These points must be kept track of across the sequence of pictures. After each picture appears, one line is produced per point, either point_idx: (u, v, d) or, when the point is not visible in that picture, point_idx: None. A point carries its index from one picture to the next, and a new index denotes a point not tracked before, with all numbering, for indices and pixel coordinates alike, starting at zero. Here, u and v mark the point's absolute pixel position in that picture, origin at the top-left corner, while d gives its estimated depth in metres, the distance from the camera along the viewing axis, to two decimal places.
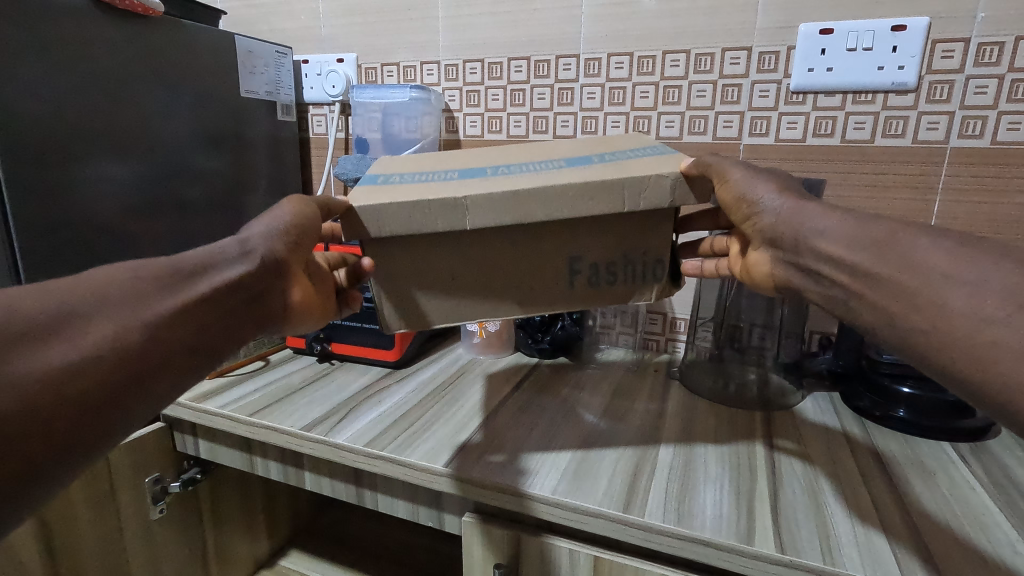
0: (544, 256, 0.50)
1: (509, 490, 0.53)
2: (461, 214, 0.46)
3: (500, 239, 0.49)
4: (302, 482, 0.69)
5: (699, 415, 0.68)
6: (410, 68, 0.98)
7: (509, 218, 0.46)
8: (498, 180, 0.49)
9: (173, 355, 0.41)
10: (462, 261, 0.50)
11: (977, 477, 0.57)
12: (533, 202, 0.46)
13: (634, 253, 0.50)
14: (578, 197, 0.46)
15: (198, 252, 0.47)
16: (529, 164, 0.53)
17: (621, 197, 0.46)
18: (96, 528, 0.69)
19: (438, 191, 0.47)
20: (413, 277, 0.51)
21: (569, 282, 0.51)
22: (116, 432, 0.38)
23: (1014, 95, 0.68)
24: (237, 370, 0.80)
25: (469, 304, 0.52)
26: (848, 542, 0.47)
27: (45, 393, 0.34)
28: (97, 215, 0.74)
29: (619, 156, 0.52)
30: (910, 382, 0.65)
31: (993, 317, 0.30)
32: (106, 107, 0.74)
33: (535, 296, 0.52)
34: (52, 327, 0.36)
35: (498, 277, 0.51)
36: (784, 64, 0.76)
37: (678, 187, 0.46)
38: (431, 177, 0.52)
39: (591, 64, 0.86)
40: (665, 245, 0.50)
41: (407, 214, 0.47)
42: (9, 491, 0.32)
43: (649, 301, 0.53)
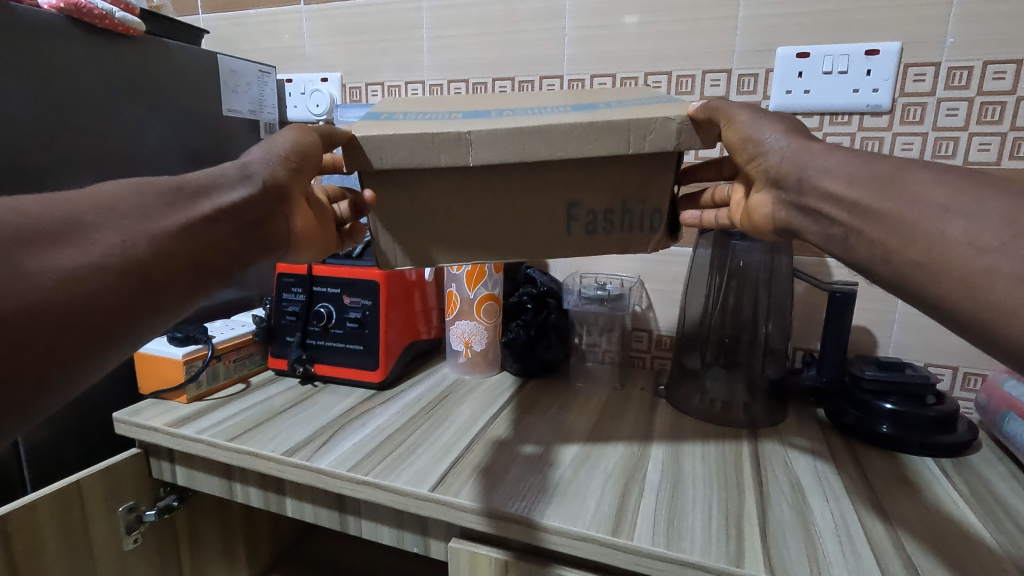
0: (544, 202, 0.49)
1: (497, 515, 0.52)
2: (465, 149, 0.45)
3: (500, 182, 0.48)
4: (282, 508, 0.67)
5: (686, 434, 0.68)
6: (395, 87, 0.98)
7: (513, 154, 0.45)
8: (500, 118, 0.48)
9: (177, 271, 0.43)
10: (463, 202, 0.49)
11: (960, 493, 0.57)
12: (537, 139, 0.45)
13: (631, 203, 0.49)
14: (583, 136, 0.45)
15: (200, 175, 0.49)
16: (532, 109, 0.51)
17: (626, 139, 0.45)
18: (65, 559, 0.66)
19: (442, 126, 0.46)
20: (414, 235, 0.50)
21: (566, 227, 0.50)
22: (128, 335, 0.41)
23: (984, 117, 0.70)
24: (217, 394, 0.78)
25: (470, 250, 0.51)
26: (837, 562, 0.46)
27: (57, 291, 0.36)
28: (71, 176, 0.71)
29: (626, 104, 0.50)
30: (893, 399, 0.66)
31: (987, 246, 0.32)
32: (90, 93, 0.73)
33: (536, 243, 0.51)
34: (63, 233, 0.38)
35: (497, 225, 0.50)
36: (763, 85, 0.78)
37: (684, 130, 0.45)
38: (437, 117, 0.50)
39: (575, 84, 0.87)
40: (665, 197, 0.49)
41: (408, 148, 0.45)
42: (30, 378, 0.35)
43: (646, 251, 0.52)
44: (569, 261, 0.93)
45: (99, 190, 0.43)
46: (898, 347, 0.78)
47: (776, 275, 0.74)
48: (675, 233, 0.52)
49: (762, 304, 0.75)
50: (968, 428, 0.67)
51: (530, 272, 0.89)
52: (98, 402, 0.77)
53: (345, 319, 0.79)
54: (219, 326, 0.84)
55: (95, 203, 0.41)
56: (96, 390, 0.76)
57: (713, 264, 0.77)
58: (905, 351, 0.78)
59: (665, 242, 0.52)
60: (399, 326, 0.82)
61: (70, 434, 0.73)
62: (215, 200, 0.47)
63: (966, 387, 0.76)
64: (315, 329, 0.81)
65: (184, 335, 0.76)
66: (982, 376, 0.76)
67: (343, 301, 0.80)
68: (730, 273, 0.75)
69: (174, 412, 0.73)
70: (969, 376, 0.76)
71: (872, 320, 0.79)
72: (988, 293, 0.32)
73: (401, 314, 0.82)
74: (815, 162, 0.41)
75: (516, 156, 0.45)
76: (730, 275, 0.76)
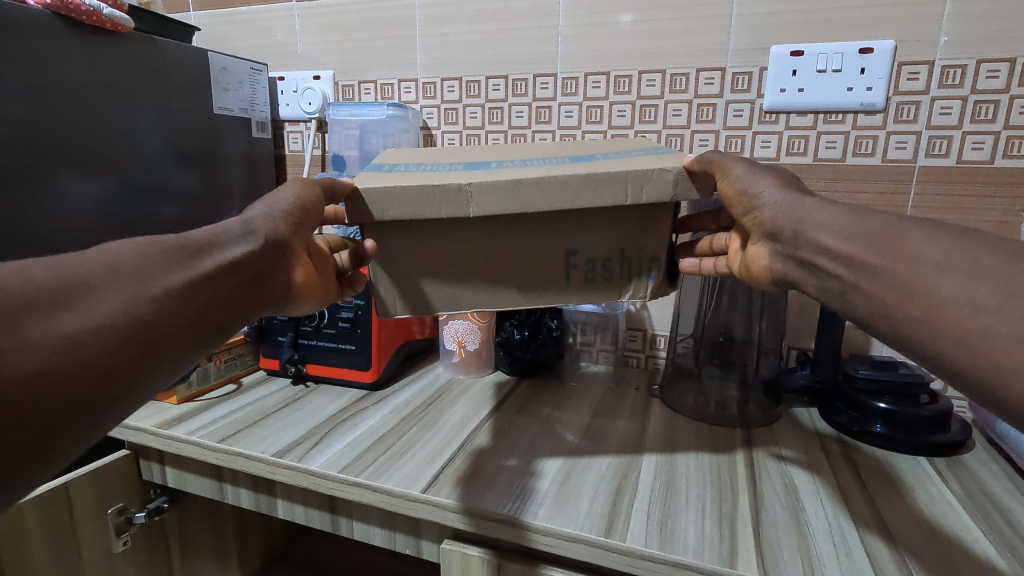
0: (543, 248, 0.49)
1: (489, 516, 0.52)
2: (465, 200, 0.45)
3: (499, 230, 0.48)
4: (273, 510, 0.66)
5: (680, 434, 0.68)
6: (388, 86, 0.97)
7: (514, 206, 0.45)
8: (499, 171, 0.48)
9: (184, 331, 0.39)
10: (460, 249, 0.49)
11: (953, 492, 0.57)
12: (537, 191, 0.45)
13: (628, 250, 0.50)
14: (582, 187, 0.45)
15: (201, 231, 0.45)
16: (530, 160, 0.52)
17: (624, 191, 0.46)
18: (52, 562, 0.65)
19: (442, 178, 0.46)
20: (412, 279, 0.50)
21: (566, 275, 0.50)
22: (131, 407, 0.36)
23: (977, 116, 0.70)
24: (208, 395, 0.78)
25: (469, 293, 0.51)
26: (830, 563, 0.46)
27: (56, 361, 0.31)
28: (59, 177, 0.70)
29: (623, 155, 0.51)
30: (887, 398, 0.65)
31: (982, 306, 0.30)
32: (78, 94, 0.72)
33: (536, 288, 0.51)
34: (63, 294, 0.34)
35: (496, 271, 0.50)
36: (757, 84, 0.77)
37: (680, 181, 0.46)
38: (439, 167, 0.50)
39: (568, 83, 0.86)
40: (663, 246, 0.50)
41: (408, 199, 0.45)
42: (14, 470, 0.29)
43: (643, 298, 0.52)
44: None
45: (99, 248, 0.38)
46: (891, 346, 0.78)
47: None
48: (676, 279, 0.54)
49: (756, 303, 0.75)
50: (961, 427, 0.67)
51: None
52: None
53: (337, 318, 0.79)
54: None
55: (96, 261, 0.37)
56: None
57: None
58: (899, 351, 0.78)
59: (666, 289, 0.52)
60: (392, 326, 0.81)
61: None
62: (220, 256, 0.44)
63: None
64: (307, 329, 0.81)
65: None
66: None
67: (334, 301, 0.79)
68: (724, 270, 0.76)
69: (163, 412, 0.72)
70: None
71: None
72: (988, 356, 0.30)
73: (394, 313, 0.82)
74: (810, 215, 0.41)
75: (516, 207, 0.45)
76: (726, 272, 0.76)
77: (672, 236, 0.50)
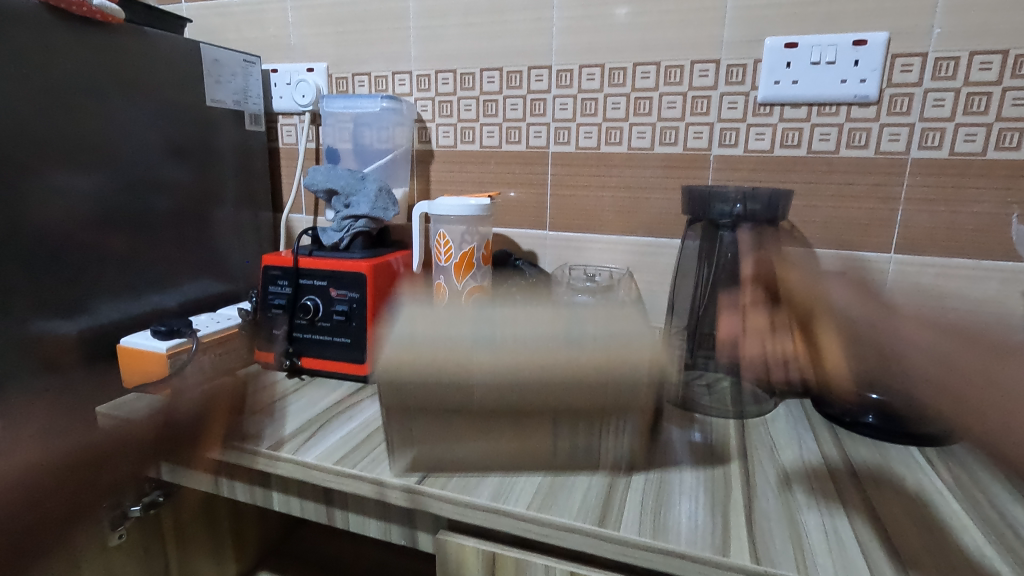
0: (533, 415, 0.54)
1: (483, 506, 0.52)
2: (467, 373, 0.52)
3: (492, 397, 0.53)
4: (269, 503, 0.66)
5: (674, 424, 0.68)
6: (382, 78, 0.97)
7: (509, 378, 0.52)
8: (503, 343, 0.52)
9: None
10: (462, 406, 0.53)
11: (943, 481, 0.58)
12: (527, 366, 0.51)
13: (612, 430, 0.55)
14: (563, 369, 0.51)
15: None
16: (525, 310, 0.56)
17: (597, 373, 0.51)
18: (48, 554, 0.66)
19: (450, 347, 0.52)
20: (415, 408, 0.54)
21: (554, 444, 0.56)
22: None
23: (970, 108, 0.70)
24: (203, 388, 0.77)
25: (469, 449, 0.56)
26: (821, 551, 0.47)
27: None
28: (52, 172, 0.70)
29: (609, 326, 0.54)
30: (879, 390, 0.68)
31: None
32: (69, 87, 0.71)
33: (524, 443, 0.55)
34: None
35: (491, 423, 0.54)
36: (751, 76, 0.77)
37: (644, 368, 0.52)
38: (452, 323, 0.54)
39: (563, 75, 0.86)
40: (643, 422, 0.56)
41: (425, 365, 0.52)
42: None
43: (611, 451, 0.57)
44: (558, 254, 0.93)
45: None
46: None
47: (764, 265, 0.74)
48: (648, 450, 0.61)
49: (750, 297, 0.75)
50: None
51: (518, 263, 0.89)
52: (81, 398, 0.76)
53: (332, 312, 0.79)
54: (204, 320, 0.84)
55: None
56: (78, 385, 0.75)
57: (701, 257, 0.76)
58: None
59: (638, 459, 0.59)
60: None
61: None
62: None
63: None
64: (301, 322, 0.81)
65: (169, 329, 0.75)
66: None
67: (330, 294, 0.79)
68: (718, 266, 0.74)
69: (158, 405, 0.72)
70: None
71: None
72: None
73: (389, 307, 0.82)
74: None
75: (511, 378, 0.52)
76: (721, 268, 0.74)
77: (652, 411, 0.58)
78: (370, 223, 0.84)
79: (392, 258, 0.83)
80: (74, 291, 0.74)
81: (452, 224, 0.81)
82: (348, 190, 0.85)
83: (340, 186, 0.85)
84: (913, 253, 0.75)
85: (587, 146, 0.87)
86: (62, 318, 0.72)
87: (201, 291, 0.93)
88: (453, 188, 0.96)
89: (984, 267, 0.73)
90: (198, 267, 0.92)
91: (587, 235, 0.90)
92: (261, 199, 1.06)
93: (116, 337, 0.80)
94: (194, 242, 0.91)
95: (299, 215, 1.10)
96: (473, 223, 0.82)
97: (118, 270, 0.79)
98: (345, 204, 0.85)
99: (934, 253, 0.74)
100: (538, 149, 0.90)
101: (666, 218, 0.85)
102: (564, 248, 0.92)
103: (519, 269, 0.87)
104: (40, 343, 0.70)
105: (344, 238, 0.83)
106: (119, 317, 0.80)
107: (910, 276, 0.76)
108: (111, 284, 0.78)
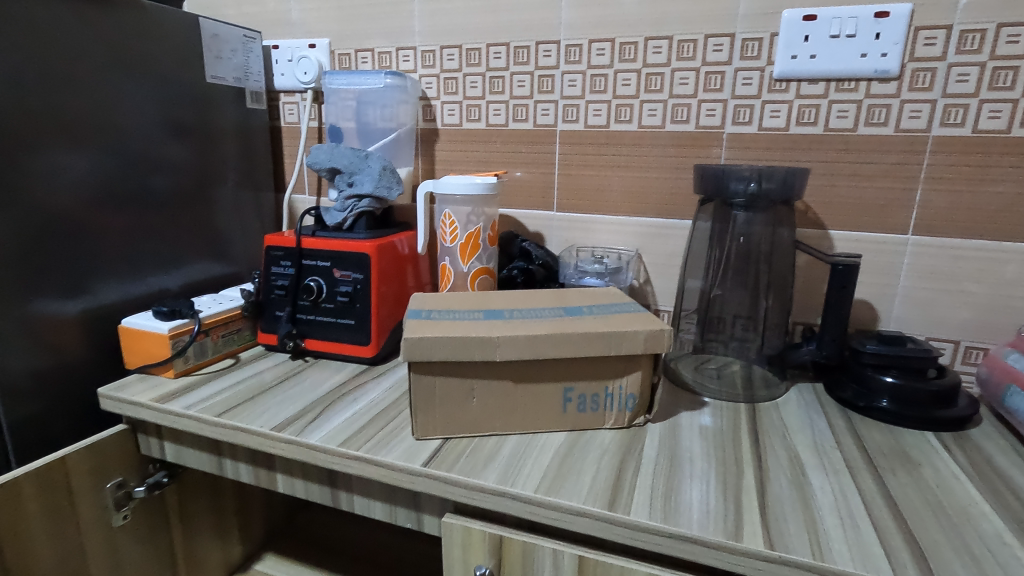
0: (544, 389, 0.59)
1: (490, 490, 0.51)
2: (492, 348, 0.55)
3: (511, 372, 0.58)
4: (273, 484, 0.66)
5: (683, 407, 0.67)
6: (386, 54, 0.94)
7: (528, 353, 0.56)
8: (513, 322, 0.59)
9: None
10: (484, 384, 0.58)
11: (960, 466, 0.56)
12: (546, 343, 0.56)
13: (615, 387, 0.60)
14: (577, 344, 0.56)
15: None
16: (534, 309, 0.64)
17: (607, 346, 0.57)
18: (51, 534, 0.65)
19: (472, 329, 0.57)
20: (439, 390, 0.57)
21: (563, 406, 0.60)
22: None
23: (995, 83, 0.68)
24: (205, 369, 0.77)
25: (486, 426, 0.59)
26: (836, 535, 0.46)
27: None
28: (46, 149, 0.68)
29: (606, 309, 0.64)
30: (894, 373, 0.65)
31: None
32: (65, 60, 0.69)
33: (536, 420, 0.60)
34: None
35: (507, 399, 0.59)
36: (767, 51, 0.75)
37: (649, 340, 0.57)
38: (461, 316, 0.61)
39: (572, 50, 0.84)
40: (644, 384, 0.60)
41: (451, 346, 0.55)
42: None
43: (613, 426, 0.61)
44: (565, 235, 0.91)
45: None
46: (898, 322, 0.77)
47: (776, 247, 0.72)
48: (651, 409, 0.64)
49: (763, 279, 0.74)
50: (970, 402, 0.66)
51: (526, 244, 0.85)
52: (82, 378, 0.75)
53: (335, 293, 0.77)
54: (205, 301, 0.82)
55: None
56: (80, 366, 0.74)
57: (712, 238, 0.75)
58: (905, 326, 0.77)
59: (642, 416, 0.62)
60: (392, 301, 0.80)
61: (54, 410, 0.71)
62: None
63: (967, 361, 0.75)
64: (305, 304, 0.79)
65: (170, 309, 0.74)
66: (984, 350, 0.75)
67: (333, 275, 0.78)
68: (731, 248, 0.73)
69: (160, 386, 0.71)
70: (970, 350, 0.75)
71: (874, 294, 0.77)
72: None
73: (393, 289, 0.80)
74: None
75: (530, 354, 0.56)
76: (732, 249, 0.73)
77: (654, 378, 0.61)
78: (373, 203, 0.82)
79: (396, 239, 0.81)
80: (74, 271, 0.72)
81: (458, 204, 0.80)
82: (352, 169, 0.83)
83: (343, 165, 0.83)
84: (931, 235, 0.73)
85: (596, 125, 0.85)
86: (63, 298, 0.71)
87: (203, 272, 0.92)
88: (458, 168, 0.94)
89: (1004, 248, 0.71)
90: (200, 247, 0.91)
91: (595, 215, 0.88)
92: (263, 179, 1.05)
93: (117, 317, 0.79)
94: (196, 222, 0.90)
95: (302, 196, 1.08)
96: (479, 203, 0.80)
97: (119, 250, 0.78)
98: (348, 183, 0.84)
99: (953, 234, 0.72)
100: (545, 128, 0.88)
101: (677, 199, 0.83)
102: (571, 230, 0.90)
103: (527, 252, 0.85)
104: (40, 323, 0.69)
105: (347, 219, 0.81)
106: (121, 298, 0.79)
107: (927, 258, 0.74)
108: (112, 264, 0.77)
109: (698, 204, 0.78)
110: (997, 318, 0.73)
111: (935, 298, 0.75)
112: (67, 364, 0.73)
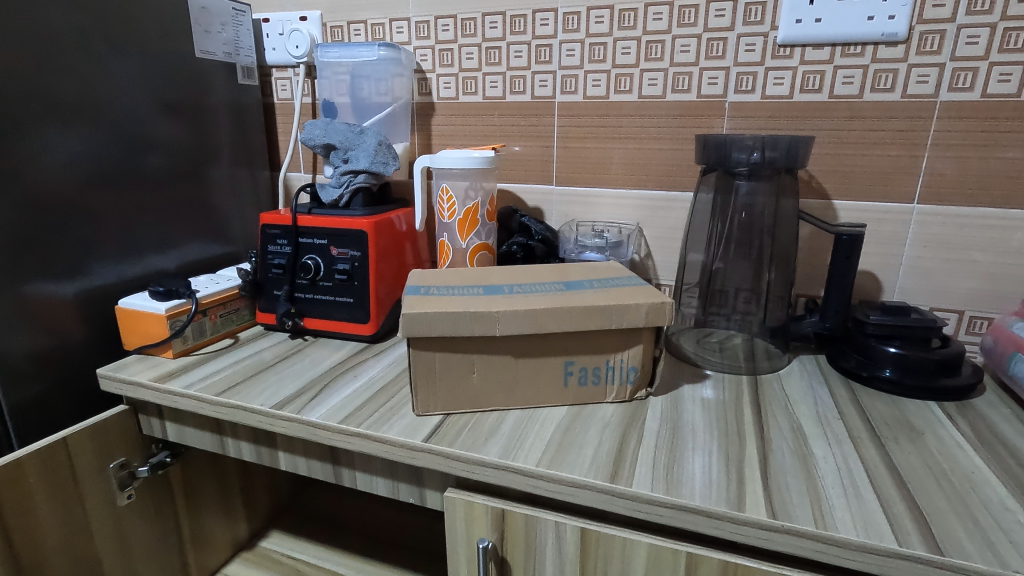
0: (545, 364, 0.58)
1: (491, 463, 0.51)
2: (493, 324, 0.55)
3: (513, 345, 0.57)
4: (275, 462, 0.66)
5: (685, 380, 0.67)
6: (379, 26, 0.92)
7: (529, 328, 0.55)
8: (514, 297, 0.59)
9: None
10: (485, 359, 0.57)
11: (963, 434, 0.56)
12: (547, 317, 0.55)
13: (616, 360, 0.59)
14: (578, 317, 0.56)
15: None
16: (535, 284, 0.63)
17: (607, 320, 0.56)
18: (57, 516, 0.65)
19: (473, 304, 0.56)
20: (440, 366, 0.57)
21: (564, 381, 0.59)
22: None
23: (1006, 45, 0.66)
24: (204, 349, 0.76)
25: (487, 400, 0.59)
26: (839, 504, 0.46)
27: None
28: (35, 128, 0.66)
29: (605, 283, 0.63)
30: (897, 343, 0.64)
31: None
32: (47, 38, 0.67)
33: (537, 396, 0.60)
34: None
35: (509, 373, 0.58)
36: (771, 15, 0.73)
37: (649, 313, 0.56)
38: (461, 291, 0.60)
39: (570, 18, 0.81)
40: (645, 357, 0.59)
41: (451, 322, 0.54)
42: None
43: (614, 401, 0.61)
44: (565, 210, 0.90)
45: None
46: (902, 292, 0.77)
47: (779, 218, 0.71)
48: (652, 384, 0.63)
49: (766, 251, 0.73)
50: (974, 371, 0.65)
51: (524, 219, 0.85)
52: (81, 359, 0.74)
53: (333, 271, 0.77)
54: (203, 281, 0.82)
55: None
56: (79, 347, 0.74)
57: (715, 210, 0.74)
58: (909, 296, 0.76)
59: (643, 390, 0.61)
60: (390, 279, 0.79)
61: (55, 392, 0.71)
62: None
63: (971, 331, 0.75)
64: (303, 282, 0.79)
65: (167, 290, 0.74)
66: (988, 319, 0.74)
67: (330, 253, 0.77)
68: (733, 218, 0.73)
69: (160, 367, 0.71)
70: (975, 320, 0.75)
71: (878, 265, 0.76)
72: None
73: (392, 266, 0.80)
74: None
75: (531, 329, 0.55)
76: (735, 222, 0.73)
77: (656, 351, 0.61)
78: (370, 178, 0.81)
79: (394, 216, 0.80)
80: (70, 253, 0.72)
81: (455, 178, 0.78)
82: (347, 145, 0.82)
83: (338, 141, 0.82)
84: (937, 203, 0.72)
85: (595, 95, 0.83)
86: (58, 280, 0.71)
87: (200, 252, 0.91)
88: (456, 142, 0.93)
89: (1012, 216, 0.70)
90: (197, 228, 0.90)
91: (595, 189, 0.87)
92: (259, 157, 1.03)
93: (114, 298, 0.78)
94: (191, 202, 0.89)
95: (297, 173, 1.07)
96: (477, 177, 0.79)
97: (113, 232, 0.77)
98: (343, 159, 0.82)
99: (958, 202, 0.71)
100: (544, 99, 0.86)
101: (678, 170, 0.82)
102: (572, 204, 0.89)
103: (526, 226, 0.84)
104: (36, 306, 0.68)
105: (344, 195, 0.80)
106: (118, 278, 0.78)
107: (933, 227, 0.73)
108: (107, 245, 0.76)
109: (700, 175, 0.76)
110: (1003, 287, 0.72)
111: (940, 267, 0.74)
112: (66, 346, 0.72)
